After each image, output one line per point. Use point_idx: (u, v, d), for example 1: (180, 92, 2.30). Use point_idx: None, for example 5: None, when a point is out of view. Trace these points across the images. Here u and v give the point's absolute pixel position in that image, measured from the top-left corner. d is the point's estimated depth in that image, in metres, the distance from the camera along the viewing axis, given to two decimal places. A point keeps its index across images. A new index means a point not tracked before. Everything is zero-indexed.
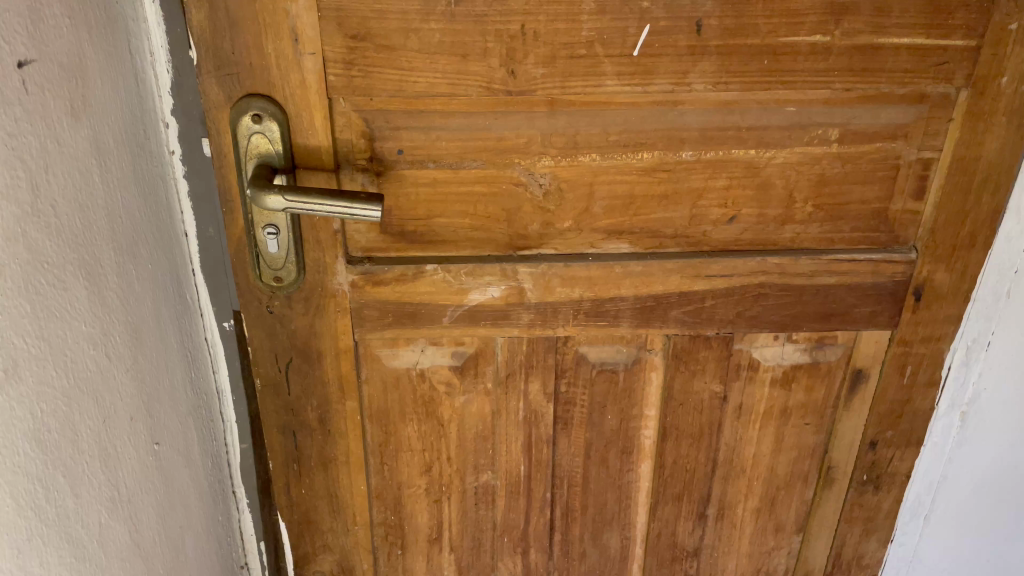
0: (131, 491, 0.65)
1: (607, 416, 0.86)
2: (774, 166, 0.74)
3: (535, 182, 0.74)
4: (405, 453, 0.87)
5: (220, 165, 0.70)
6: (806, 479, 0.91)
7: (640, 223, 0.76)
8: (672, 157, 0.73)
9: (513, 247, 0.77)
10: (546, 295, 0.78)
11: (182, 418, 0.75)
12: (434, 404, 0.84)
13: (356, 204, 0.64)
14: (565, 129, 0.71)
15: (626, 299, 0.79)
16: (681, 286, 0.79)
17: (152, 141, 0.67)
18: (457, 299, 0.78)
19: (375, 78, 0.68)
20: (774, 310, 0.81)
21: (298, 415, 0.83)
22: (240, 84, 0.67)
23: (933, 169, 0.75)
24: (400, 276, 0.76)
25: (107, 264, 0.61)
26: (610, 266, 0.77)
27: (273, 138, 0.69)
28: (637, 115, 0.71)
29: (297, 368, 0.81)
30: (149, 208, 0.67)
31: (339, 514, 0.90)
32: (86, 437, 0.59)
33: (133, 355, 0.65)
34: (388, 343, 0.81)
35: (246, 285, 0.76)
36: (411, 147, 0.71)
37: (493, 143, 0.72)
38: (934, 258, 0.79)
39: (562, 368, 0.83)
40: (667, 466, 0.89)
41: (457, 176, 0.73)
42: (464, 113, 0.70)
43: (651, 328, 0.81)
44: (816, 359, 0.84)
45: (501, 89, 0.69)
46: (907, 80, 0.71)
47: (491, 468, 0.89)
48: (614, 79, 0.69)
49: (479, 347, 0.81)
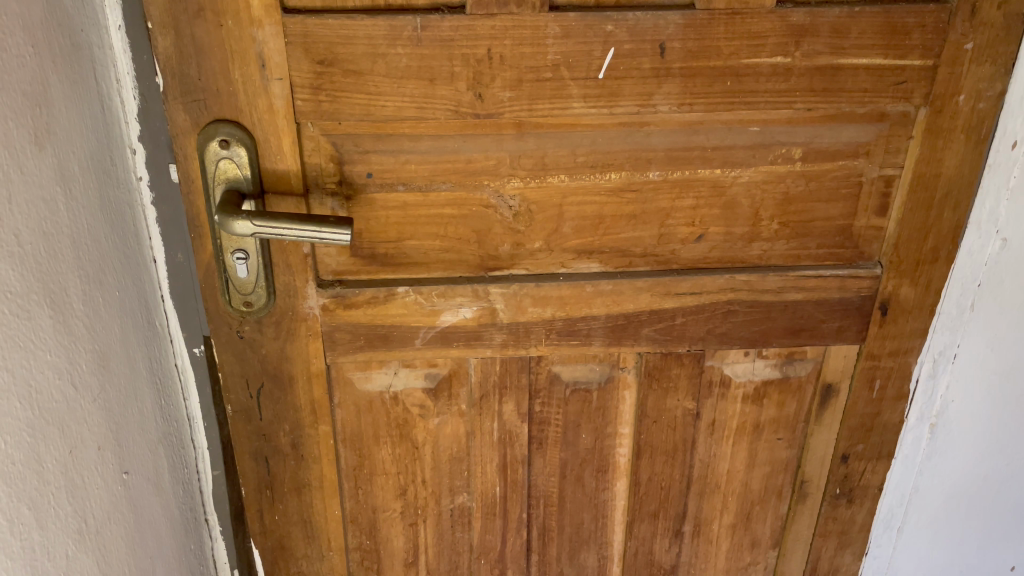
0: (100, 521, 0.67)
1: (581, 435, 0.86)
2: (740, 185, 0.75)
3: (504, 204, 0.74)
4: (380, 476, 0.87)
5: (187, 191, 0.70)
6: (779, 493, 0.92)
7: (610, 243, 0.77)
8: (639, 177, 0.74)
9: (484, 268, 0.77)
10: (518, 314, 0.78)
11: (151, 446, 0.77)
12: (408, 426, 0.84)
13: (325, 228, 0.65)
14: (534, 151, 0.72)
15: (598, 318, 0.79)
16: (652, 305, 0.79)
17: (119, 168, 0.69)
18: (429, 321, 0.78)
19: (342, 103, 0.68)
20: (743, 327, 0.81)
21: (270, 440, 0.83)
22: (207, 110, 0.67)
23: (895, 186, 0.77)
24: (371, 299, 0.76)
25: (71, 293, 0.63)
26: (581, 286, 0.77)
27: (241, 163, 0.69)
28: (605, 137, 0.72)
29: (268, 393, 0.80)
30: (114, 234, 0.69)
31: (313, 539, 0.89)
32: (51, 468, 0.60)
33: (99, 382, 0.67)
34: (361, 366, 0.80)
35: (216, 311, 0.76)
36: (381, 170, 0.71)
37: (462, 165, 0.72)
38: (898, 273, 0.80)
39: (536, 388, 0.83)
40: (643, 483, 0.89)
41: (426, 199, 0.73)
42: (433, 135, 0.70)
43: (623, 346, 0.81)
44: (787, 373, 0.85)
45: (469, 112, 0.69)
46: (867, 100, 0.72)
47: (467, 490, 0.88)
48: (581, 102, 0.70)
49: (452, 368, 0.81)
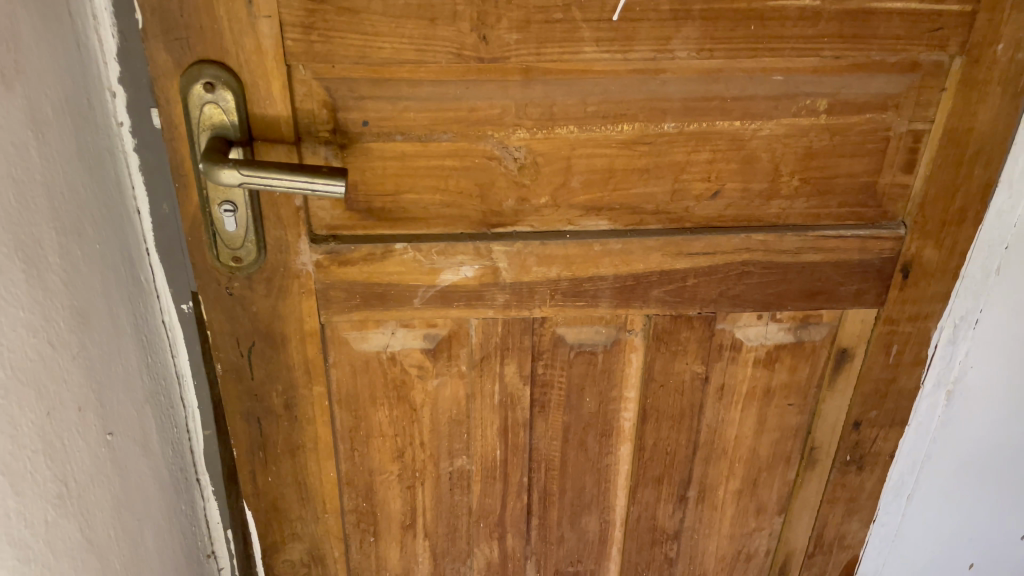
0: (84, 484, 0.65)
1: (585, 399, 0.83)
2: (761, 139, 0.70)
3: (509, 156, 0.69)
4: (376, 439, 0.84)
5: (170, 138, 0.66)
6: (788, 460, 0.89)
7: (620, 199, 0.72)
8: (653, 129, 0.69)
9: (487, 224, 0.73)
10: (522, 274, 0.74)
11: (137, 405, 0.74)
12: (406, 388, 0.81)
13: (318, 179, 0.61)
14: (542, 99, 0.67)
15: (605, 278, 0.75)
16: (663, 265, 0.75)
17: (98, 112, 0.66)
18: (428, 279, 0.74)
19: (337, 44, 0.63)
20: (757, 289, 0.77)
21: (262, 401, 0.79)
22: (191, 49, 0.62)
23: (924, 142, 0.72)
24: (367, 255, 0.72)
25: (48, 246, 0.59)
26: (588, 244, 0.73)
27: (227, 108, 0.64)
28: (618, 84, 0.67)
29: (260, 352, 0.77)
30: (94, 183, 0.66)
31: (308, 502, 0.86)
32: (27, 431, 0.57)
33: (80, 340, 0.64)
34: (357, 326, 0.77)
35: (203, 266, 0.71)
36: (378, 118, 0.67)
37: (465, 114, 0.67)
38: (923, 234, 0.76)
39: (539, 350, 0.80)
40: (648, 448, 0.86)
41: (426, 149, 0.68)
42: (433, 81, 0.65)
43: (631, 308, 0.77)
44: (801, 338, 0.81)
45: (473, 56, 0.64)
46: (900, 48, 0.67)
47: (467, 453, 0.86)
48: (593, 46, 0.65)
49: (453, 328, 0.78)
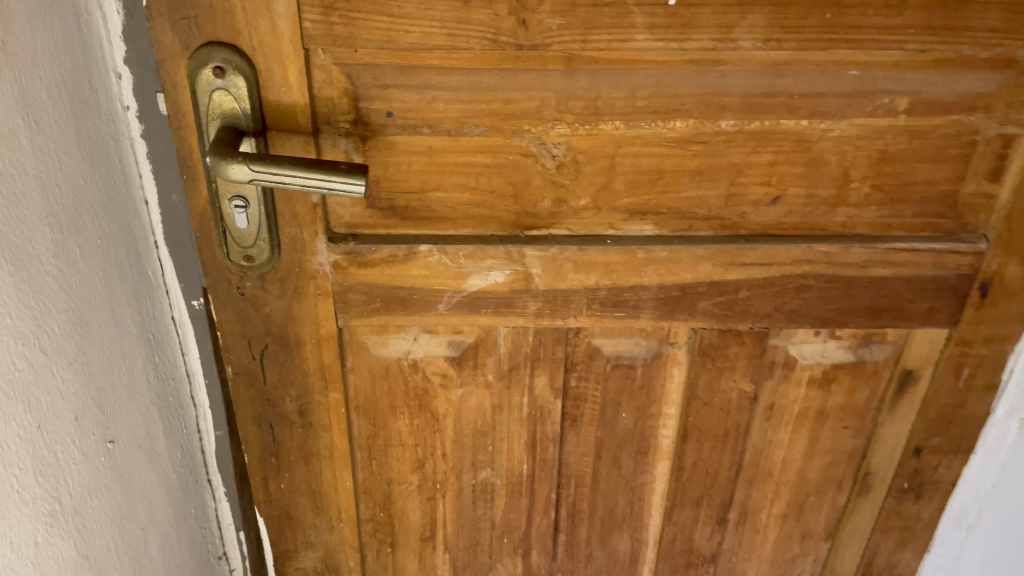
0: (80, 498, 0.60)
1: (621, 414, 0.77)
2: (829, 140, 0.63)
3: (546, 153, 0.63)
4: (395, 448, 0.79)
5: (177, 126, 0.60)
6: (839, 485, 0.82)
7: (669, 203, 0.65)
8: (709, 127, 0.62)
9: (520, 226, 0.66)
10: (557, 281, 0.68)
11: (143, 409, 0.69)
12: (428, 397, 0.75)
13: (334, 177, 0.55)
14: (586, 91, 0.60)
15: (649, 288, 0.69)
16: (713, 275, 0.68)
17: (100, 95, 0.61)
18: (455, 284, 0.68)
19: (359, 27, 0.57)
20: (816, 304, 0.70)
21: (275, 406, 0.75)
22: (199, 30, 0.56)
23: (1016, 148, 0.64)
24: (389, 257, 0.66)
25: (41, 244, 0.54)
26: (631, 251, 0.66)
27: (239, 96, 0.58)
28: (671, 77, 0.60)
29: (273, 355, 0.71)
30: (96, 173, 0.61)
31: (322, 510, 0.82)
32: (14, 447, 0.52)
33: (78, 344, 0.59)
34: (377, 330, 0.71)
35: (213, 264, 0.66)
36: (403, 109, 0.60)
37: (500, 106, 0.60)
38: (1007, 250, 0.68)
39: (573, 362, 0.73)
40: (687, 468, 0.80)
41: (456, 145, 0.62)
42: (465, 69, 0.59)
43: (676, 321, 0.71)
44: (861, 357, 0.74)
45: (511, 42, 0.57)
46: (996, 42, 0.59)
47: (492, 465, 0.80)
48: (645, 33, 0.57)
49: (479, 336, 0.72)
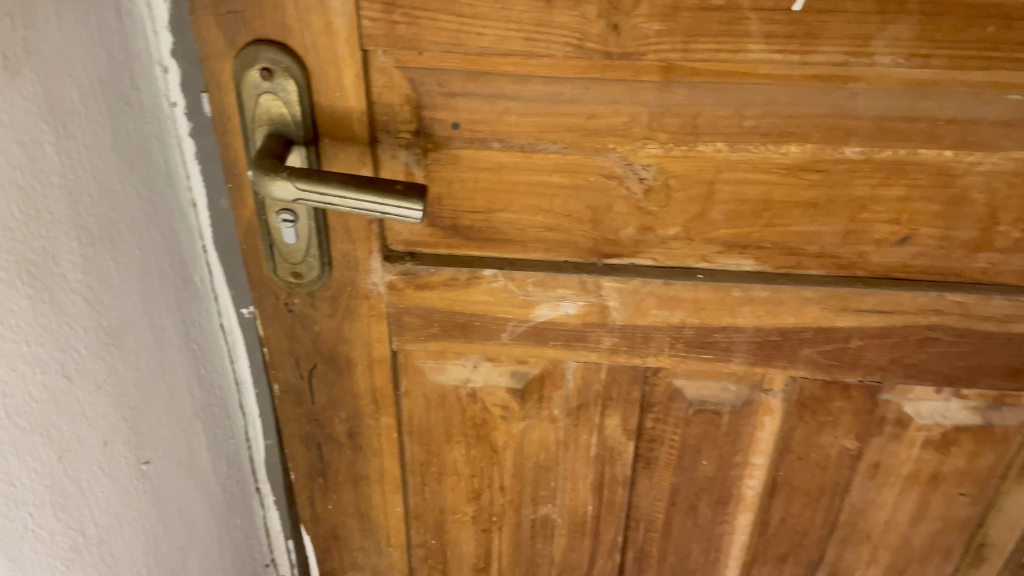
0: (107, 527, 0.56)
1: (701, 461, 0.69)
2: (977, 175, 0.52)
3: (633, 175, 0.54)
4: (449, 477, 0.72)
5: (222, 130, 0.54)
6: (947, 554, 0.72)
7: (775, 237, 0.56)
8: (830, 154, 0.52)
9: (598, 254, 0.58)
10: (637, 317, 0.60)
11: (185, 424, 0.65)
12: (487, 427, 0.69)
13: (389, 201, 0.48)
14: (684, 107, 0.51)
15: (743, 330, 0.60)
16: (820, 321, 0.59)
17: (143, 91, 0.55)
18: (521, 313, 0.61)
19: (425, 27, 0.49)
20: (941, 360, 0.60)
21: (323, 426, 0.69)
22: (246, 25, 0.49)
23: None
24: (450, 280, 0.59)
25: (67, 261, 0.49)
26: (725, 289, 0.58)
27: (288, 100, 0.51)
28: (789, 94, 0.50)
29: (322, 375, 0.66)
30: (136, 177, 0.55)
31: (371, 533, 0.77)
32: (28, 483, 0.48)
33: (110, 364, 0.55)
34: (435, 355, 0.65)
35: (260, 278, 0.61)
36: (471, 121, 0.53)
37: (582, 121, 0.52)
38: None
39: (650, 402, 0.66)
40: (772, 524, 0.72)
41: (529, 162, 0.54)
42: (543, 77, 0.50)
43: (772, 367, 0.62)
44: (990, 421, 0.64)
45: (599, 50, 0.49)
46: None
47: (554, 502, 0.73)
48: (761, 44, 0.48)
49: (546, 369, 0.65)
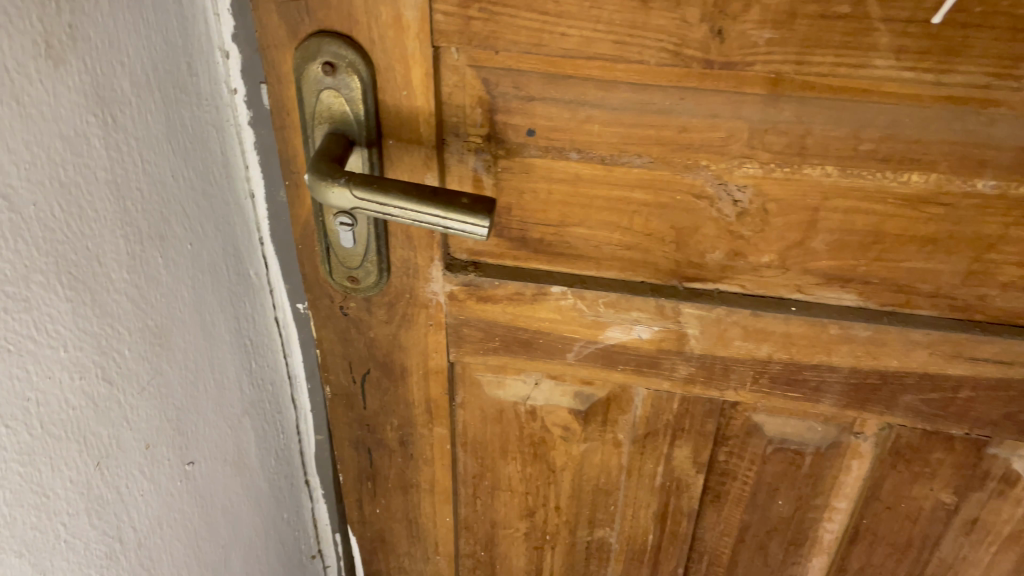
0: (147, 531, 0.54)
1: (776, 501, 0.63)
2: None
3: (726, 196, 0.48)
4: (503, 492, 0.69)
5: (281, 125, 0.50)
6: None
7: (883, 272, 0.49)
8: (958, 186, 0.45)
9: (680, 277, 0.53)
10: (718, 347, 0.54)
11: (234, 423, 0.62)
12: (546, 446, 0.65)
13: (453, 215, 0.43)
14: (791, 125, 0.45)
15: (837, 370, 0.54)
16: (927, 367, 0.52)
17: (201, 78, 0.51)
18: (590, 334, 0.56)
19: (503, 24, 0.44)
20: None
21: (375, 432, 0.66)
22: (309, 15, 0.45)
23: None
24: (515, 295, 0.55)
25: (112, 259, 0.46)
26: (821, 325, 0.52)
27: (352, 98, 0.47)
28: (917, 117, 0.43)
29: (375, 381, 0.63)
30: (190, 169, 0.52)
31: (418, 539, 0.74)
32: (62, 493, 0.45)
33: (155, 364, 0.52)
34: (494, 369, 0.61)
35: (315, 279, 0.57)
36: (548, 127, 0.48)
37: (672, 134, 0.47)
38: None
39: (724, 435, 0.61)
40: (849, 571, 0.66)
41: (610, 175, 0.49)
42: (633, 84, 0.45)
43: (865, 412, 0.56)
44: None
45: (698, 57, 0.43)
46: None
47: (611, 527, 0.69)
48: (890, 59, 0.41)
49: (613, 392, 0.60)
